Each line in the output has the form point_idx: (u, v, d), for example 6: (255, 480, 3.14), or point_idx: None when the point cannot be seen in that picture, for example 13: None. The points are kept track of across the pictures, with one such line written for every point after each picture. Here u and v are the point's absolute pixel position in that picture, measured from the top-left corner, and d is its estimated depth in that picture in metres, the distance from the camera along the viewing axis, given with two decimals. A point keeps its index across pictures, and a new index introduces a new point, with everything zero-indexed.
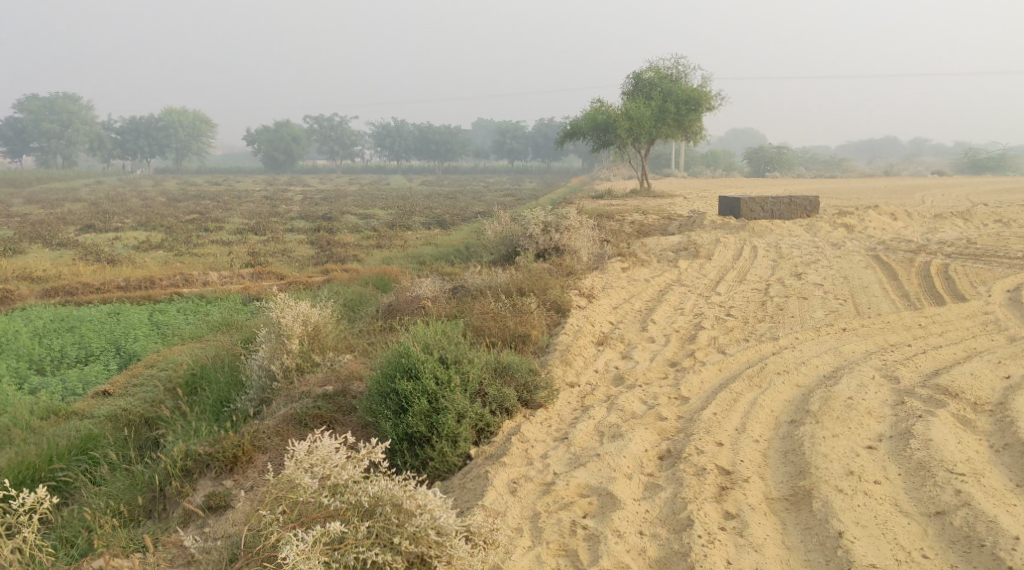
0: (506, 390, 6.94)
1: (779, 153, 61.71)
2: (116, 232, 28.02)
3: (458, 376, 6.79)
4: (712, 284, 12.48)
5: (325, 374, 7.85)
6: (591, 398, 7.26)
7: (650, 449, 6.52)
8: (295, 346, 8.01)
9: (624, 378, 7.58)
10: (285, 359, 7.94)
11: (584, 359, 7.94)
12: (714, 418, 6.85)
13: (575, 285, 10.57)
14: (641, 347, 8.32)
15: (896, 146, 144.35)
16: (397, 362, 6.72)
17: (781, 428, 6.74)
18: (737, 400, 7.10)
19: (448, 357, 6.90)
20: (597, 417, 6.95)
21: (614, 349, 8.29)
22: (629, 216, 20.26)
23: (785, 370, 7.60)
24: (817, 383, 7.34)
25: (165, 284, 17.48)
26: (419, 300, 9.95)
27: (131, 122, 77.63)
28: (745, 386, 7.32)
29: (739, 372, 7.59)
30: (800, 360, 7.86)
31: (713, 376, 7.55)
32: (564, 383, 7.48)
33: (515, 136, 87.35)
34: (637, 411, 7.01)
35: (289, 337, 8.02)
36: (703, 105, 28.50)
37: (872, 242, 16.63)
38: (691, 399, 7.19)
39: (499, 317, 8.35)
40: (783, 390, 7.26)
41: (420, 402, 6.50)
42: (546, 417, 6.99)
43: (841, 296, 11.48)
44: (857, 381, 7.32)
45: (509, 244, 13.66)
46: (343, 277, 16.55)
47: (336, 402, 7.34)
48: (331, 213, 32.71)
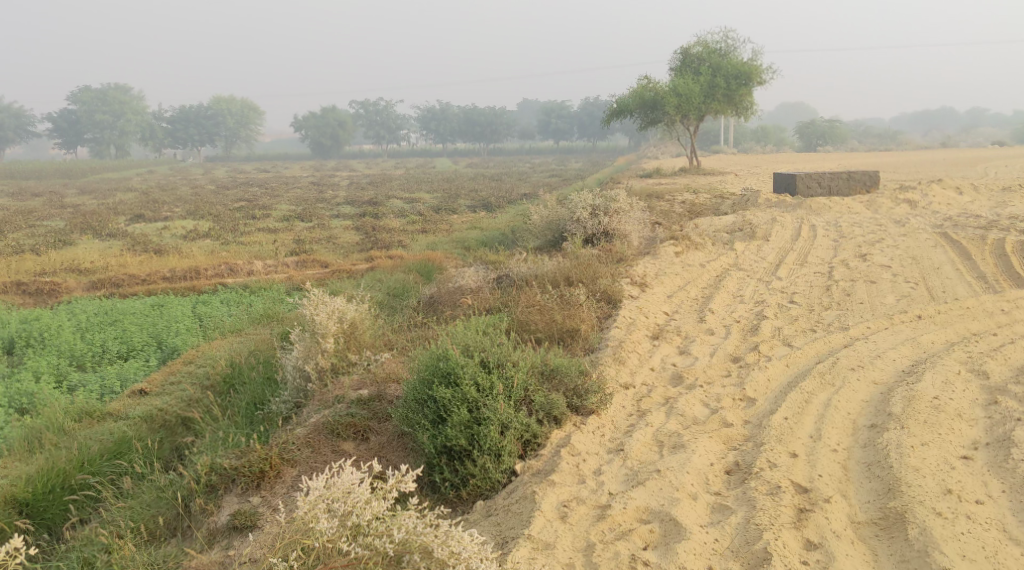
0: (554, 397, 6.43)
1: (832, 127, 60.04)
2: (165, 221, 28.02)
3: (502, 382, 6.27)
4: (771, 267, 11.80)
5: (360, 376, 7.41)
6: (647, 402, 6.72)
7: (716, 464, 5.97)
8: (329, 346, 7.60)
9: (683, 378, 7.01)
10: (319, 360, 7.53)
11: (639, 356, 7.38)
12: (786, 424, 6.26)
13: (626, 272, 9.99)
14: (700, 341, 7.73)
15: (953, 116, 140.17)
16: (434, 367, 6.25)
17: (860, 434, 6.14)
18: (809, 402, 6.50)
19: (490, 360, 6.37)
20: (655, 424, 6.41)
21: (671, 343, 7.71)
22: (680, 196, 19.54)
23: (860, 365, 6.97)
24: (897, 380, 6.70)
25: (209, 275, 17.25)
26: (461, 292, 9.58)
27: (181, 112, 78.45)
28: (817, 386, 6.70)
29: (809, 369, 6.98)
30: (875, 352, 7.22)
31: (782, 373, 6.95)
32: (618, 384, 6.93)
33: (561, 116, 86.56)
34: (699, 417, 6.45)
35: (323, 336, 7.63)
36: (754, 79, 27.51)
37: (939, 219, 15.74)
38: (758, 400, 6.61)
39: (546, 311, 7.83)
40: (859, 388, 6.64)
41: (459, 412, 6.03)
42: (599, 425, 6.45)
43: (912, 279, 10.73)
44: (941, 377, 6.67)
45: (556, 228, 13.11)
46: (386, 264, 16.15)
47: (371, 408, 6.90)
48: (377, 198, 32.46)
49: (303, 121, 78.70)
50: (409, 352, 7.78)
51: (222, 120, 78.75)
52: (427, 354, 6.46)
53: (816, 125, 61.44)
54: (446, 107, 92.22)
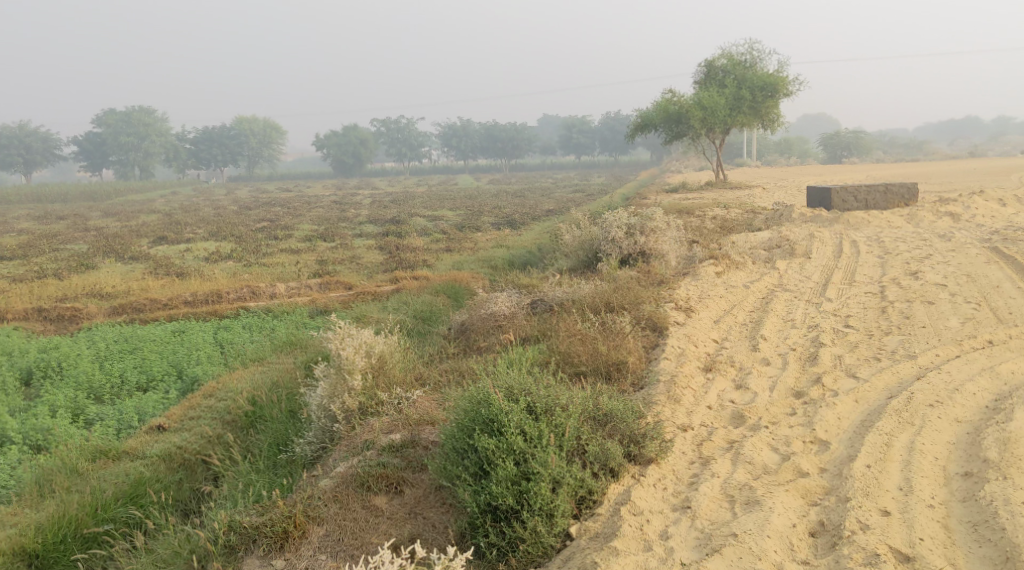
0: (610, 447, 5.95)
1: (856, 138, 59.17)
2: (187, 243, 27.72)
3: (551, 431, 5.87)
4: (818, 287, 11.20)
5: (391, 418, 6.89)
6: (709, 446, 6.24)
7: (798, 524, 5.51)
8: (357, 383, 7.09)
9: (745, 419, 6.53)
10: (345, 400, 7.01)
11: (694, 393, 6.87)
12: (870, 473, 5.82)
13: (669, 296, 9.41)
14: (757, 373, 7.21)
15: (979, 125, 138.47)
16: (476, 415, 5.91)
17: (954, 486, 5.69)
18: (890, 445, 6.06)
19: (537, 406, 5.99)
20: (722, 475, 5.93)
21: (725, 376, 7.20)
22: (710, 211, 18.94)
23: (939, 401, 6.50)
24: (983, 419, 6.25)
25: (231, 299, 16.83)
26: (494, 319, 9.05)
27: (204, 132, 78.65)
28: (896, 428, 6.24)
29: (882, 406, 6.52)
30: (953, 383, 6.71)
31: (854, 412, 6.49)
32: (676, 426, 6.44)
33: (582, 131, 86.19)
34: (770, 465, 6.01)
35: (351, 373, 7.12)
36: (780, 91, 26.86)
37: (987, 232, 15.08)
38: (832, 443, 6.18)
39: (589, 342, 7.31)
40: (942, 428, 6.20)
41: (504, 464, 5.64)
42: (660, 476, 5.98)
43: (973, 299, 10.10)
44: None
45: (589, 248, 12.44)
46: (412, 286, 15.65)
47: (404, 456, 6.42)
48: (400, 217, 32.06)
49: (324, 139, 78.65)
50: (443, 390, 7.28)
51: (244, 140, 78.91)
52: (466, 398, 6.11)
53: (840, 137, 60.55)
54: (466, 123, 92.02)
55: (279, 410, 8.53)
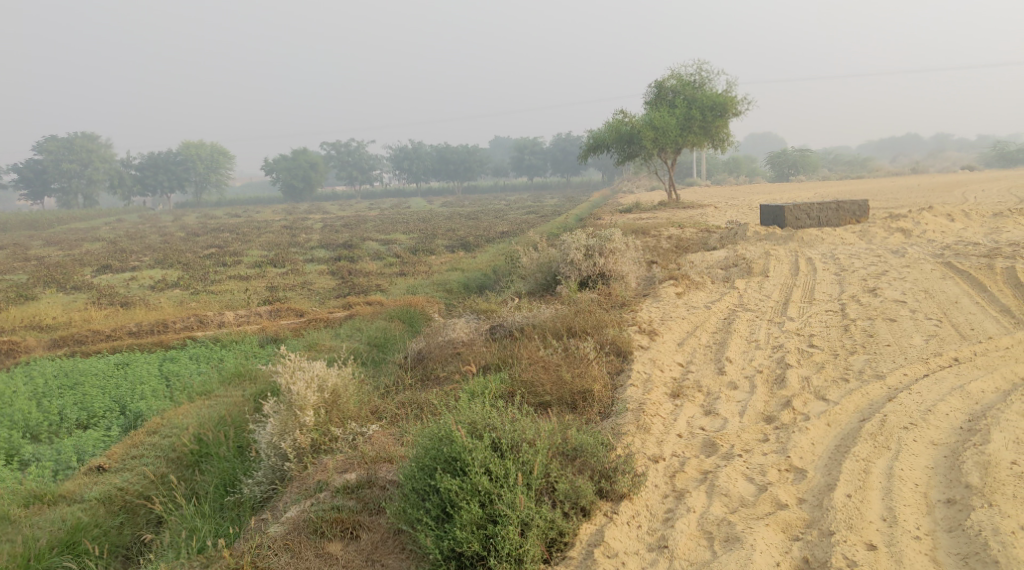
0: (581, 484, 5.75)
1: (803, 156, 60.05)
2: (133, 271, 26.95)
3: (517, 468, 5.67)
4: (779, 305, 11.12)
5: (346, 457, 6.57)
6: (683, 477, 6.08)
7: (781, 561, 5.40)
8: (309, 419, 6.74)
9: (717, 446, 6.37)
10: (297, 437, 6.67)
11: (663, 421, 6.69)
12: (851, 504, 5.73)
13: (631, 318, 9.16)
14: (726, 398, 7.05)
15: (919, 142, 142.01)
16: (438, 453, 5.69)
17: (937, 513, 5.64)
18: (869, 473, 5.98)
19: (503, 442, 5.80)
20: (698, 509, 5.79)
21: (694, 402, 7.03)
22: (665, 230, 18.85)
23: (912, 423, 6.44)
24: (958, 440, 6.22)
25: (177, 328, 16.25)
26: (452, 346, 8.75)
27: (150, 158, 77.18)
28: (872, 453, 6.18)
29: (856, 430, 6.44)
30: (925, 404, 6.65)
31: (828, 436, 6.42)
32: (647, 457, 6.26)
33: (534, 152, 86.37)
34: (747, 496, 5.87)
35: (302, 408, 6.76)
36: (729, 111, 27.08)
37: (938, 247, 15.20)
38: (808, 471, 6.07)
39: (552, 370, 7.08)
40: (919, 452, 6.14)
41: (468, 506, 5.46)
42: (633, 512, 5.79)
43: (934, 315, 10.04)
44: (1010, 436, 6.15)
45: (547, 270, 12.19)
46: (366, 312, 15.24)
47: (360, 497, 6.11)
48: (352, 240, 31.55)
49: (273, 164, 77.67)
50: (401, 424, 6.96)
51: (191, 166, 77.60)
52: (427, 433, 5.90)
53: (786, 155, 61.40)
54: (418, 146, 91.73)
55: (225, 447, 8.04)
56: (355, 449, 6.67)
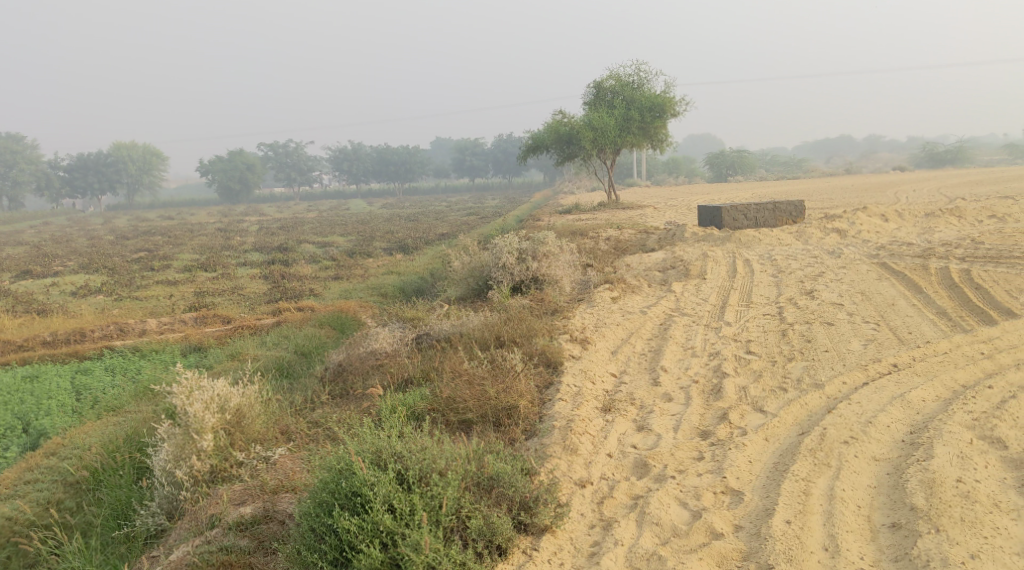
0: (497, 520, 5.42)
1: (740, 157, 60.61)
2: (54, 277, 25.76)
3: (423, 504, 5.35)
4: (715, 309, 10.83)
5: (246, 485, 6.15)
6: (611, 505, 5.75)
7: None
8: (207, 444, 6.27)
9: (649, 467, 6.03)
10: (193, 464, 6.20)
11: (593, 439, 6.32)
12: (789, 530, 5.44)
13: (563, 326, 8.75)
14: (659, 411, 6.71)
15: (852, 144, 145.26)
16: (338, 489, 5.37)
17: (880, 540, 5.38)
18: (809, 495, 5.69)
19: (411, 475, 5.47)
20: (626, 542, 5.46)
21: (626, 416, 6.68)
22: (604, 231, 18.54)
23: (853, 437, 6.18)
24: (900, 456, 5.98)
25: (95, 337, 15.37)
26: (374, 358, 8.26)
27: (79, 159, 74.68)
28: (812, 472, 5.90)
29: (794, 445, 6.17)
30: (866, 416, 6.40)
31: (767, 452, 6.12)
32: (574, 483, 5.90)
33: (475, 153, 85.94)
34: (679, 526, 5.55)
35: (200, 432, 6.28)
36: (668, 112, 26.95)
37: (873, 247, 15.13)
38: (744, 493, 5.77)
39: (476, 385, 6.66)
40: (861, 470, 5.88)
41: (367, 548, 5.17)
42: (556, 548, 5.46)
43: (871, 319, 9.83)
44: (955, 453, 5.93)
45: (479, 275, 11.72)
46: (294, 319, 14.60)
47: (256, 534, 5.70)
48: (287, 243, 30.66)
49: (209, 165, 75.79)
50: (309, 446, 6.55)
51: (122, 167, 75.16)
52: (328, 462, 5.56)
53: (724, 156, 61.98)
54: (357, 146, 90.48)
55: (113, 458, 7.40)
56: (257, 476, 6.25)
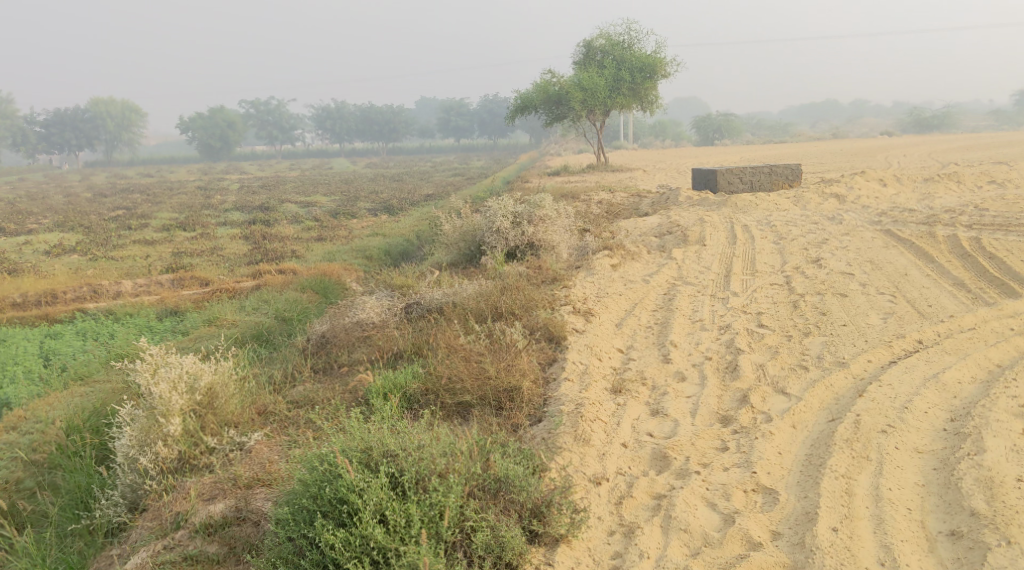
0: (504, 532, 4.91)
1: (726, 120, 59.91)
2: (28, 235, 24.90)
3: (420, 513, 4.86)
4: (719, 277, 10.26)
5: (218, 477, 5.61)
6: (631, 507, 5.27)
7: None
8: (174, 429, 5.70)
9: (669, 461, 5.59)
10: (159, 451, 5.64)
11: (606, 429, 5.84)
12: (835, 539, 4.98)
13: (564, 296, 8.17)
14: (676, 397, 6.22)
15: (838, 108, 144.66)
16: (320, 495, 4.92)
17: (941, 551, 4.92)
18: (853, 498, 5.23)
19: (406, 480, 4.98)
20: (653, 553, 4.98)
21: (639, 402, 6.18)
22: (596, 194, 17.89)
23: (890, 426, 5.77)
24: (944, 448, 5.57)
25: (68, 299, 14.65)
26: (360, 329, 7.69)
27: (56, 115, 73.00)
28: (851, 467, 5.47)
29: (827, 436, 5.73)
30: (901, 403, 5.97)
31: (796, 441, 5.72)
32: (589, 481, 5.41)
33: (459, 114, 84.80)
34: (711, 533, 5.08)
35: (167, 415, 5.71)
36: (658, 73, 26.21)
37: (875, 214, 14.57)
38: (778, 494, 5.32)
39: (474, 362, 6.15)
40: (904, 465, 5.47)
41: (354, 565, 4.69)
42: (575, 559, 4.96)
43: (886, 290, 9.29)
44: (1007, 448, 5.49)
45: (470, 240, 11.07)
46: (276, 283, 13.93)
47: (229, 537, 5.17)
48: (269, 203, 29.79)
49: (189, 122, 74.24)
50: (288, 431, 6.02)
51: (101, 124, 73.67)
52: (308, 461, 5.08)
53: (710, 119, 61.26)
54: (339, 105, 88.90)
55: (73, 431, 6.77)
56: (230, 467, 5.71)
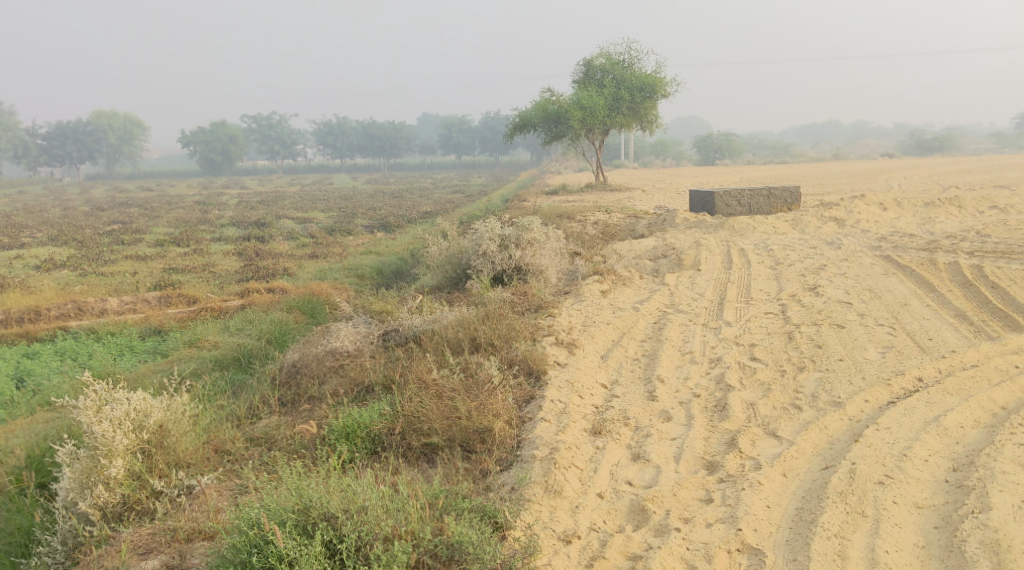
0: None
1: (728, 140, 59.72)
2: (21, 249, 24.56)
3: None
4: (713, 305, 9.92)
5: (159, 525, 5.48)
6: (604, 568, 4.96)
7: None
8: (117, 472, 5.59)
9: (648, 515, 5.29)
10: (100, 495, 5.52)
11: (582, 480, 5.54)
12: None
13: (548, 325, 7.84)
14: (660, 442, 5.90)
15: (839, 129, 144.80)
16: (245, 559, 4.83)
17: None
18: (844, 560, 4.92)
19: (345, 547, 4.84)
20: None
21: (620, 448, 5.87)
22: (592, 215, 17.54)
23: (888, 476, 5.47)
24: (946, 503, 5.27)
25: (51, 316, 14.21)
26: (332, 358, 7.37)
27: (58, 128, 72.87)
28: (845, 525, 5.15)
29: (819, 487, 5.43)
30: (901, 451, 5.67)
31: (786, 493, 5.41)
32: (559, 540, 5.12)
33: (461, 131, 84.76)
34: None
35: (109, 457, 5.61)
36: (658, 92, 25.97)
37: (875, 239, 14.24)
38: (763, 554, 5.01)
39: (445, 403, 6.04)
40: (904, 522, 5.16)
41: None
42: None
43: (885, 321, 8.94)
44: (1014, 505, 5.18)
45: (457, 263, 10.74)
46: (262, 302, 13.56)
47: None
48: (266, 218, 29.48)
49: (190, 136, 74.13)
50: (241, 474, 5.92)
51: (102, 136, 73.58)
52: (240, 523, 4.95)
53: (712, 138, 61.10)
54: (341, 120, 88.83)
55: (19, 462, 6.37)
56: (174, 513, 5.60)
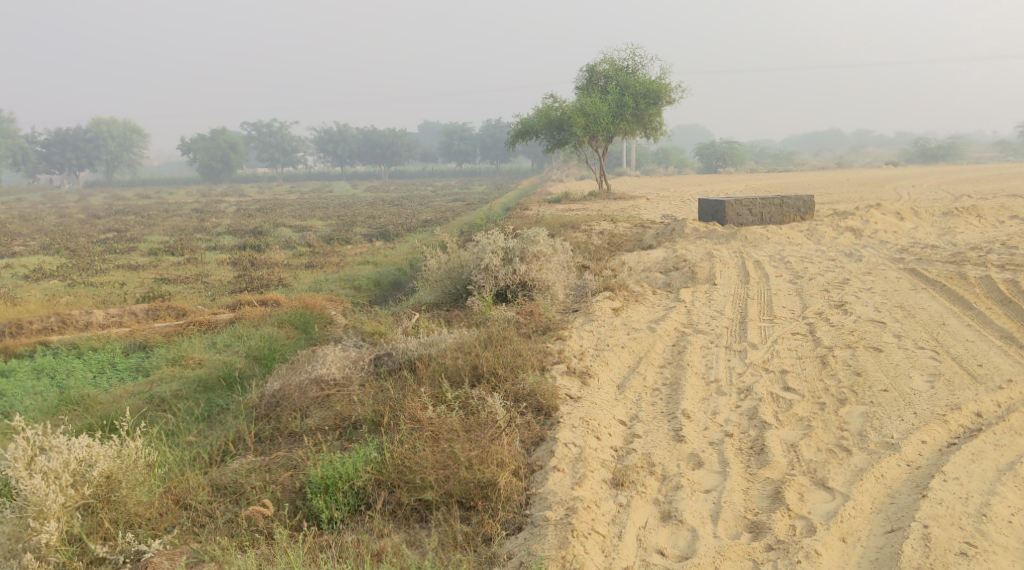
0: None
1: (731, 148, 58.94)
2: (10, 258, 23.74)
3: None
4: (733, 323, 9.16)
5: None
6: None
7: None
8: (52, 537, 4.99)
9: None
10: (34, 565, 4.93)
11: (605, 548, 4.93)
12: None
13: (558, 349, 7.09)
14: (694, 498, 5.28)
15: (841, 137, 144.35)
16: None
17: None
18: None
19: None
20: None
21: (648, 505, 5.25)
22: (598, 225, 16.75)
23: (968, 544, 4.90)
24: None
25: (33, 329, 13.34)
26: (317, 386, 6.64)
27: (58, 134, 72.10)
28: None
29: (888, 556, 4.87)
30: (978, 511, 5.10)
31: (849, 564, 4.84)
32: None
33: (462, 139, 84.12)
34: None
35: (43, 520, 5.02)
36: (664, 99, 25.19)
37: (897, 250, 13.44)
38: None
39: (441, 455, 5.45)
40: None
41: None
42: None
43: (924, 343, 8.17)
44: None
45: (457, 278, 9.94)
46: (254, 315, 12.74)
47: None
48: (263, 226, 28.65)
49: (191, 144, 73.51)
50: (201, 537, 5.30)
51: (102, 143, 72.92)
52: None
53: (714, 146, 60.37)
54: (341, 126, 88.08)
55: None
56: None
